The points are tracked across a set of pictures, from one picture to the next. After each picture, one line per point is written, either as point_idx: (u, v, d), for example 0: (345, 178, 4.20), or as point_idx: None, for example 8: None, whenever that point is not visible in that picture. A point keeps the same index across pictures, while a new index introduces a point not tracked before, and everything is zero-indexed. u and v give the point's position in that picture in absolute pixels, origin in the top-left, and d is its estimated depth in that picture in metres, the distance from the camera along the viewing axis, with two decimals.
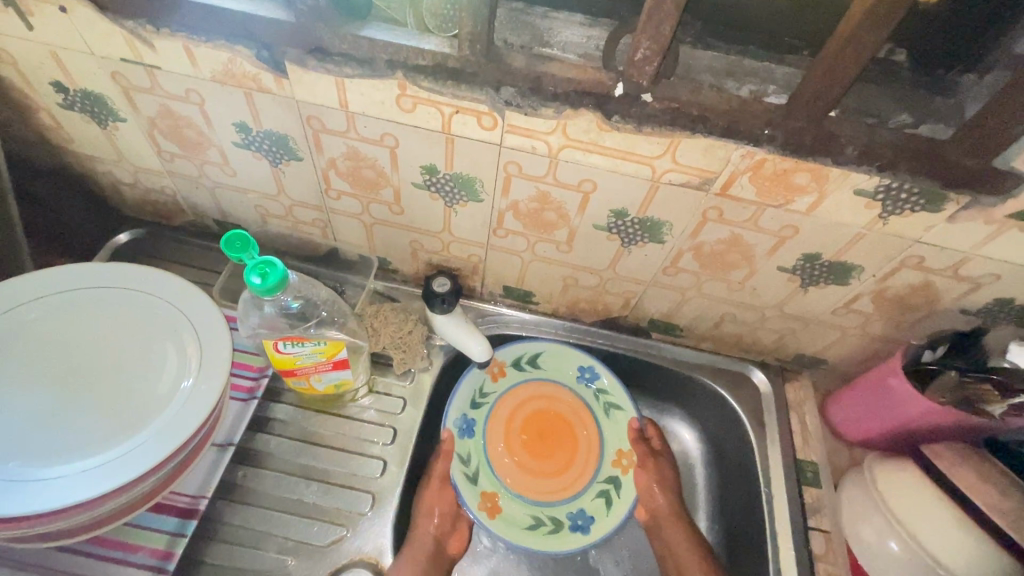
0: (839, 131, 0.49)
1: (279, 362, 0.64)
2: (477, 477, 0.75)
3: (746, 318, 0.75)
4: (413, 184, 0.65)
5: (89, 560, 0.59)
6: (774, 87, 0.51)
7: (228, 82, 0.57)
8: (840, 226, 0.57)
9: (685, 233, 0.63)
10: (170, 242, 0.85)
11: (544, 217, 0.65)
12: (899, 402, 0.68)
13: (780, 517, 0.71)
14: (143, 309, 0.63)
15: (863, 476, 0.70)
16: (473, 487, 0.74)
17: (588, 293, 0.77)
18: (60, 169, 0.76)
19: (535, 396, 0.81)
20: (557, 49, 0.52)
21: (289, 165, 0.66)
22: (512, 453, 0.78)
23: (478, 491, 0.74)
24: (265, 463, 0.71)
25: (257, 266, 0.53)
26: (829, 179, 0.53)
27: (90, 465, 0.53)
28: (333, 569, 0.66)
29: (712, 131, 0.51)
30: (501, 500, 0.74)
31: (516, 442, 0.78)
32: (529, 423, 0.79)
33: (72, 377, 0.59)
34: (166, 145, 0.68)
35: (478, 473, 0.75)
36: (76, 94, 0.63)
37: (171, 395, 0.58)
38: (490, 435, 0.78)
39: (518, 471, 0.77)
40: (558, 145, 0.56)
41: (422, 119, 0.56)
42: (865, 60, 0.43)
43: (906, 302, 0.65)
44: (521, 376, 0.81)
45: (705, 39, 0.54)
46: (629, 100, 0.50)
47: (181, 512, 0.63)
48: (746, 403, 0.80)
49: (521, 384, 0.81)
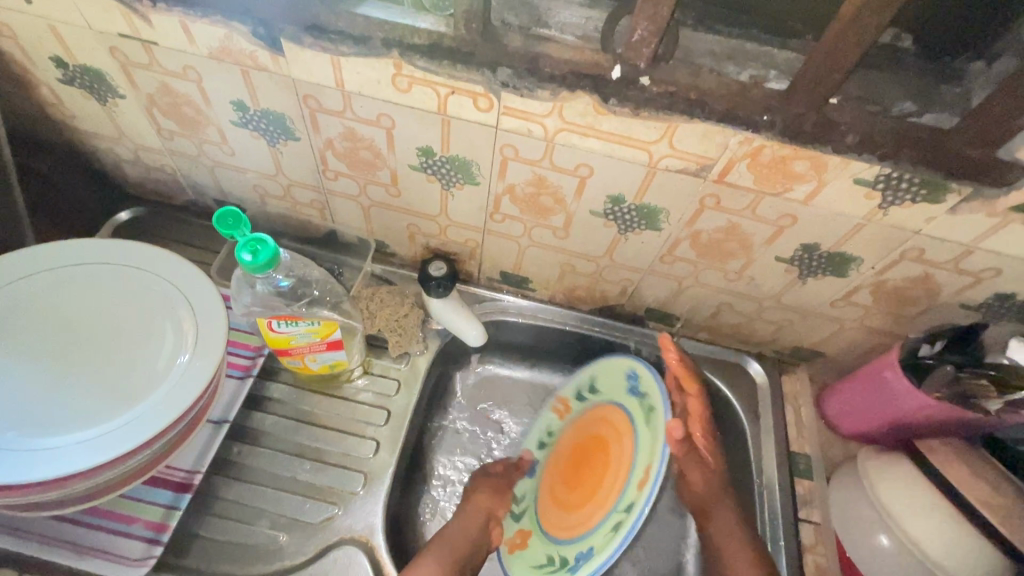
0: (839, 118, 0.48)
1: (274, 341, 0.64)
2: (521, 514, 0.74)
3: (743, 309, 0.74)
4: (409, 166, 0.65)
5: (85, 530, 0.60)
6: (775, 72, 0.50)
7: (225, 59, 0.57)
8: (839, 216, 0.56)
9: (682, 221, 0.62)
10: (170, 221, 0.85)
11: (541, 202, 0.65)
12: (895, 396, 0.67)
13: (771, 508, 0.71)
14: (141, 285, 0.64)
15: (856, 470, 0.70)
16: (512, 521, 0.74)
17: (585, 280, 0.77)
18: (60, 145, 0.77)
19: (588, 423, 0.74)
20: (555, 30, 0.52)
21: (286, 145, 0.66)
22: (555, 485, 0.73)
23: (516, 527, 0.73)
24: (260, 441, 0.72)
25: (248, 244, 0.53)
26: (828, 168, 0.52)
27: (85, 437, 0.54)
28: (324, 545, 0.66)
29: (710, 117, 0.50)
30: (531, 539, 0.71)
31: (558, 473, 0.74)
32: (577, 453, 0.73)
33: (71, 351, 0.59)
34: (165, 123, 0.68)
35: (524, 511, 0.74)
36: (76, 69, 0.63)
37: (167, 370, 0.59)
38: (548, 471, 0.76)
39: (554, 506, 0.71)
40: (555, 128, 0.55)
41: (419, 100, 0.56)
42: (867, 45, 0.43)
43: (905, 295, 0.64)
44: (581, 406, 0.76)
45: (706, 22, 0.53)
46: (627, 83, 0.50)
47: (177, 486, 0.64)
48: (742, 395, 0.80)
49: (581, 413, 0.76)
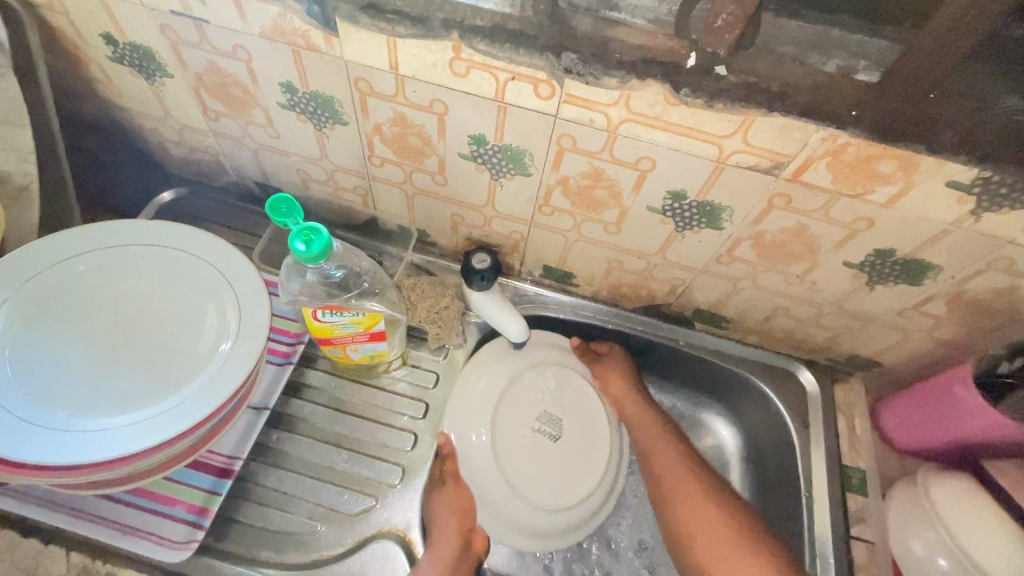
0: (938, 115, 0.44)
1: (316, 331, 0.63)
2: (520, 508, 0.70)
3: (800, 313, 0.71)
4: (459, 154, 0.62)
5: (129, 509, 0.61)
6: (865, 62, 0.47)
7: (276, 39, 0.55)
8: (923, 221, 0.52)
9: (746, 221, 0.59)
10: (212, 203, 0.85)
11: (594, 196, 0.62)
12: (963, 413, 0.64)
13: (820, 522, 0.68)
14: (186, 269, 0.63)
15: (915, 488, 0.66)
16: (509, 518, 0.70)
17: (632, 277, 0.74)
18: (107, 125, 0.76)
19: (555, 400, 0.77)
20: (625, 13, 0.48)
21: (333, 129, 0.64)
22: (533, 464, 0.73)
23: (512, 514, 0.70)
24: (298, 428, 0.71)
25: (302, 232, 0.52)
26: (918, 169, 0.48)
27: (133, 420, 0.54)
28: (360, 539, 0.66)
29: (792, 110, 0.47)
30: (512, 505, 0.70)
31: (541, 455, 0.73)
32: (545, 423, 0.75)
33: (118, 333, 0.59)
34: (212, 103, 0.67)
35: (524, 503, 0.70)
36: (126, 47, 0.62)
37: (211, 355, 0.58)
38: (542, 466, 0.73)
39: (524, 469, 0.72)
40: (618, 119, 0.52)
41: (475, 84, 0.53)
42: (980, 35, 0.39)
43: (985, 307, 0.60)
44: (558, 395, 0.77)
45: (790, 6, 0.48)
46: (701, 72, 0.47)
47: (218, 470, 0.64)
48: (791, 403, 0.77)
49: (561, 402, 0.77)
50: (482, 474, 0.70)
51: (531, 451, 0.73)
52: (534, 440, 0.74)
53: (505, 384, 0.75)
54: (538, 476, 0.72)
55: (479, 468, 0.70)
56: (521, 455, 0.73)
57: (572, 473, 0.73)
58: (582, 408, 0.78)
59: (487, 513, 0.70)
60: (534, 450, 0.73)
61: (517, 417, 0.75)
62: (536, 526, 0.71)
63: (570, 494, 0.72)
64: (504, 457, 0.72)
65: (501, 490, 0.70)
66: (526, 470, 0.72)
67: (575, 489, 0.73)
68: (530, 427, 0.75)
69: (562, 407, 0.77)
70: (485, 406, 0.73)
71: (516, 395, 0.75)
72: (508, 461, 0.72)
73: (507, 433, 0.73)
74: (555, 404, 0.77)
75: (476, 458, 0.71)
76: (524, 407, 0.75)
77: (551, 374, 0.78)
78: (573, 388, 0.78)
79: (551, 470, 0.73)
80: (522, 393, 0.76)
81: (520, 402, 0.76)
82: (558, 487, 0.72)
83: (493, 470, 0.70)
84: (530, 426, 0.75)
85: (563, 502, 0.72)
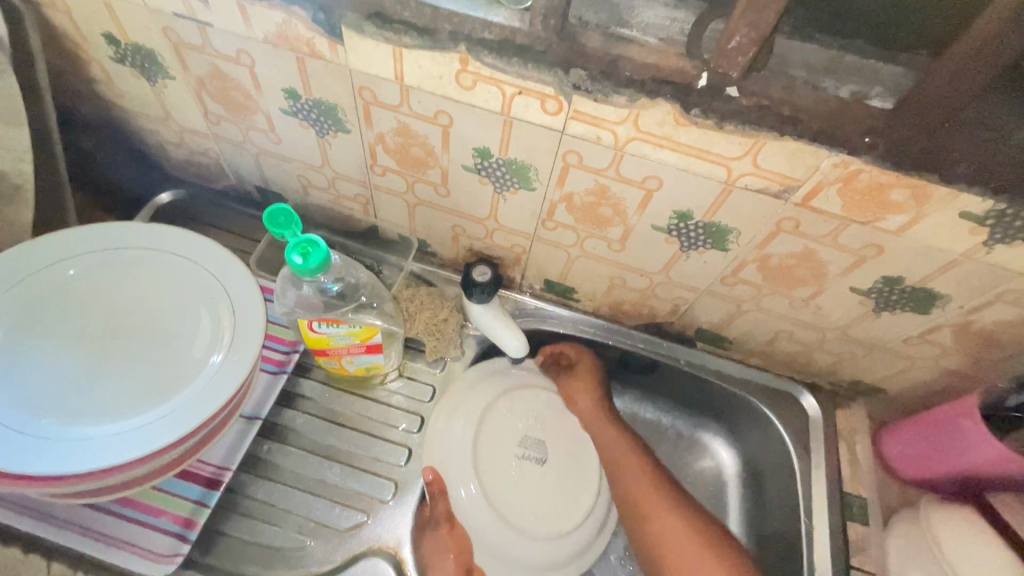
0: (953, 144, 0.44)
1: (312, 341, 0.62)
2: (508, 537, 0.69)
3: (803, 337, 0.69)
4: (462, 167, 0.61)
5: (114, 519, 0.59)
6: (879, 89, 0.46)
7: (280, 45, 0.54)
8: (934, 251, 0.51)
9: (753, 243, 0.58)
10: (210, 205, 0.84)
11: (599, 213, 0.61)
12: (965, 446, 0.63)
13: (820, 551, 0.67)
14: (181, 275, 0.62)
15: (919, 519, 0.65)
16: (497, 548, 0.68)
17: (634, 295, 0.73)
18: (106, 124, 0.75)
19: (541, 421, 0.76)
20: (636, 30, 0.48)
21: (335, 137, 0.63)
22: (519, 490, 0.71)
23: (501, 544, 0.68)
24: (289, 439, 0.70)
25: (298, 245, 0.51)
26: (931, 199, 0.47)
27: (122, 429, 0.52)
28: (350, 555, 0.64)
29: (803, 135, 0.46)
30: (500, 534, 0.69)
31: (525, 482, 0.72)
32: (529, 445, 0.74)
33: (109, 340, 0.58)
34: (213, 107, 0.66)
35: (511, 532, 0.69)
36: (127, 48, 0.61)
37: (203, 365, 0.57)
38: (526, 491, 0.71)
39: (508, 496, 0.71)
40: (626, 137, 0.51)
41: (482, 98, 0.52)
42: (1001, 66, 0.39)
43: (992, 338, 0.59)
44: (542, 417, 0.76)
45: (804, 30, 0.48)
46: (712, 92, 0.46)
47: (206, 481, 0.63)
48: (792, 427, 0.75)
49: (546, 424, 0.76)
50: (466, 501, 0.69)
51: (519, 481, 0.72)
52: (520, 469, 0.73)
53: (487, 408, 0.74)
54: (530, 506, 0.71)
55: (461, 493, 0.69)
56: (509, 487, 0.71)
57: (565, 495, 0.72)
58: (565, 429, 0.76)
59: (481, 546, 0.68)
60: (522, 479, 0.72)
61: (501, 442, 0.74)
62: (542, 558, 0.69)
63: (567, 518, 0.71)
64: (492, 492, 0.70)
65: (494, 524, 0.69)
66: (515, 498, 0.71)
67: (569, 512, 0.71)
68: (513, 452, 0.73)
69: (545, 430, 0.76)
70: (468, 430, 0.72)
71: (499, 419, 0.74)
72: (497, 496, 0.70)
73: (490, 459, 0.72)
74: (537, 427, 0.76)
75: (463, 488, 0.69)
76: (507, 433, 0.74)
77: (534, 398, 0.77)
78: (558, 409, 0.77)
79: (537, 495, 0.71)
80: (502, 419, 0.75)
81: (503, 427, 0.74)
82: (553, 512, 0.71)
83: (484, 507, 0.69)
84: (513, 454, 0.73)
85: (562, 527, 0.70)
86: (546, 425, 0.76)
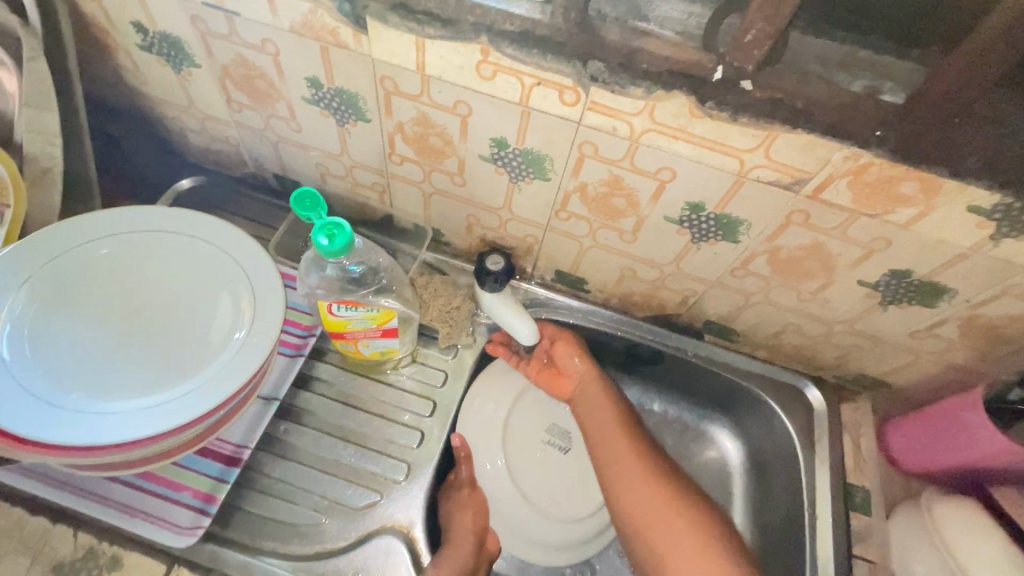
0: (963, 138, 0.45)
1: (331, 324, 0.64)
2: (526, 514, 0.74)
3: (811, 330, 0.71)
4: (479, 156, 0.63)
5: (138, 492, 0.61)
6: (891, 83, 0.47)
7: (306, 34, 0.55)
8: (943, 244, 0.52)
9: (763, 235, 0.59)
10: (229, 192, 0.86)
11: (612, 204, 0.62)
12: (968, 438, 0.64)
13: (823, 539, 0.68)
14: (203, 258, 0.63)
15: (921, 509, 0.66)
16: (514, 524, 0.73)
17: (644, 287, 0.74)
18: (130, 111, 0.77)
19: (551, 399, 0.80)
20: (654, 23, 0.49)
21: (355, 126, 0.65)
22: (541, 473, 0.77)
23: (516, 519, 0.74)
24: (305, 420, 0.72)
25: (325, 227, 0.53)
26: (940, 192, 0.48)
27: (147, 405, 0.54)
28: (363, 533, 0.66)
29: (815, 128, 0.47)
30: (518, 512, 0.74)
31: (549, 466, 0.77)
32: (554, 432, 0.79)
33: (134, 319, 0.60)
34: (236, 95, 0.68)
35: (529, 510, 0.74)
36: (155, 36, 0.63)
37: (224, 345, 0.58)
38: (548, 476, 0.77)
39: (532, 477, 0.76)
40: (641, 129, 0.52)
41: (501, 88, 0.53)
42: (1012, 62, 0.40)
43: (997, 333, 0.60)
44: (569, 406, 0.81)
45: (819, 25, 0.49)
46: (727, 85, 0.47)
47: (225, 458, 0.65)
48: (797, 418, 0.76)
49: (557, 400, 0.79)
50: (492, 477, 0.74)
51: (544, 465, 0.77)
52: (544, 453, 0.78)
53: (517, 395, 0.78)
54: (551, 489, 0.76)
55: (490, 470, 0.74)
56: (534, 470, 0.76)
57: (583, 486, 0.77)
58: None
59: (500, 519, 0.73)
60: (545, 464, 0.77)
61: (529, 428, 0.78)
62: (553, 539, 0.74)
63: (584, 505, 0.76)
64: (517, 471, 0.75)
65: (514, 501, 0.74)
66: (537, 480, 0.76)
67: (585, 502, 0.76)
68: (540, 438, 0.78)
69: (570, 422, 0.80)
70: (499, 413, 0.76)
71: (528, 406, 0.79)
72: (521, 475, 0.76)
73: (519, 442, 0.77)
74: (563, 419, 0.80)
75: (488, 468, 0.74)
76: (535, 420, 0.79)
77: None
78: None
79: (558, 481, 0.77)
80: (532, 407, 0.79)
81: (532, 415, 0.79)
82: (569, 500, 0.76)
83: (509, 483, 0.74)
84: (540, 439, 0.78)
85: (576, 514, 0.75)
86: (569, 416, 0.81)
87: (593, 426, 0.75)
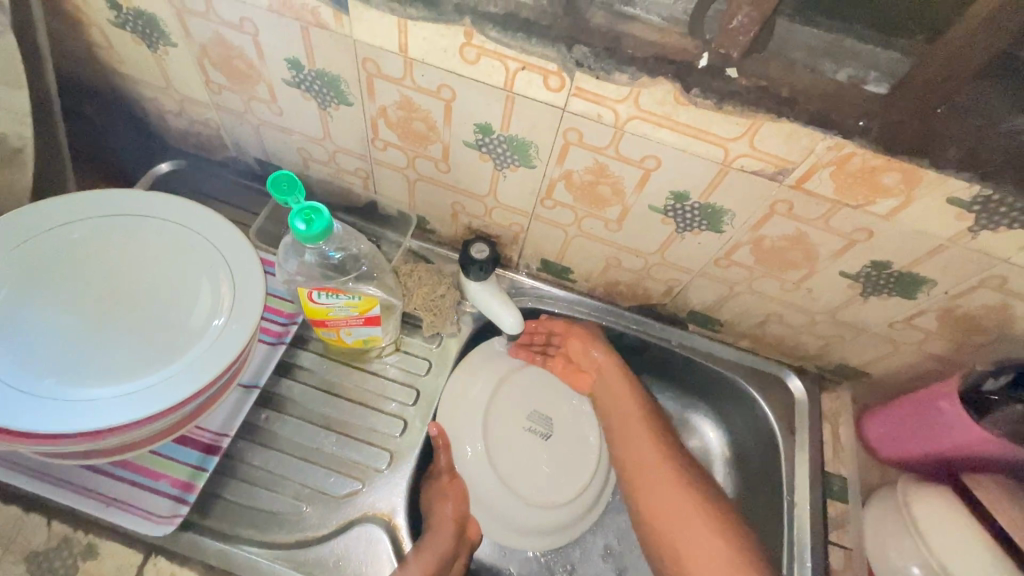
0: (944, 128, 0.45)
1: (312, 312, 0.63)
2: (509, 502, 0.74)
3: (793, 320, 0.71)
4: (464, 143, 0.62)
5: (113, 481, 0.60)
6: (875, 74, 0.47)
7: (286, 13, 0.54)
8: (923, 236, 0.53)
9: (747, 225, 0.59)
10: (209, 177, 0.84)
11: (598, 192, 0.62)
12: (945, 427, 0.65)
13: (799, 526, 0.69)
14: (181, 243, 0.62)
15: (896, 497, 0.67)
16: (496, 513, 0.74)
17: (628, 276, 0.74)
18: (104, 91, 0.75)
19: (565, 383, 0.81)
20: (640, 8, 0.48)
21: (337, 110, 0.63)
22: (524, 460, 0.76)
23: (500, 507, 0.74)
24: (287, 409, 0.71)
25: (302, 211, 0.52)
26: (921, 183, 0.48)
27: (124, 392, 0.53)
28: (345, 521, 0.66)
29: (798, 117, 0.47)
30: (502, 500, 0.74)
31: (532, 453, 0.77)
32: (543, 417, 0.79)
33: (110, 305, 0.58)
34: (215, 76, 0.66)
35: (513, 498, 0.74)
36: (130, 13, 0.61)
37: (203, 331, 0.57)
38: (530, 463, 0.76)
39: (513, 463, 0.76)
40: (627, 116, 0.52)
41: (485, 72, 0.52)
42: (994, 51, 0.40)
43: (974, 324, 0.61)
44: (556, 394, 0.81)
45: (805, 13, 0.48)
46: (712, 73, 0.47)
47: (205, 447, 0.64)
48: (778, 408, 0.77)
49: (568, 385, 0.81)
50: (475, 467, 0.74)
51: (524, 452, 0.77)
52: (527, 440, 0.78)
53: (499, 381, 0.78)
54: (532, 476, 0.76)
55: (473, 460, 0.74)
56: (514, 457, 0.76)
57: (563, 472, 0.77)
58: (571, 407, 0.81)
59: (483, 506, 0.73)
60: (527, 451, 0.77)
61: (509, 415, 0.78)
62: (534, 524, 0.74)
63: (567, 490, 0.76)
64: (500, 460, 0.75)
65: (497, 490, 0.74)
66: (519, 468, 0.76)
67: (567, 486, 0.77)
68: (521, 425, 0.78)
69: (551, 408, 0.80)
70: (481, 399, 0.76)
71: (509, 392, 0.79)
72: (504, 462, 0.75)
73: (500, 430, 0.77)
74: (544, 405, 0.80)
75: (469, 456, 0.74)
76: (517, 406, 0.79)
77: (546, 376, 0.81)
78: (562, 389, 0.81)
79: (540, 466, 0.77)
80: (512, 394, 0.79)
81: (513, 401, 0.79)
82: (552, 486, 0.76)
83: (490, 471, 0.74)
84: (521, 426, 0.78)
85: (558, 499, 0.76)
86: (551, 403, 0.80)
87: (615, 417, 0.77)
